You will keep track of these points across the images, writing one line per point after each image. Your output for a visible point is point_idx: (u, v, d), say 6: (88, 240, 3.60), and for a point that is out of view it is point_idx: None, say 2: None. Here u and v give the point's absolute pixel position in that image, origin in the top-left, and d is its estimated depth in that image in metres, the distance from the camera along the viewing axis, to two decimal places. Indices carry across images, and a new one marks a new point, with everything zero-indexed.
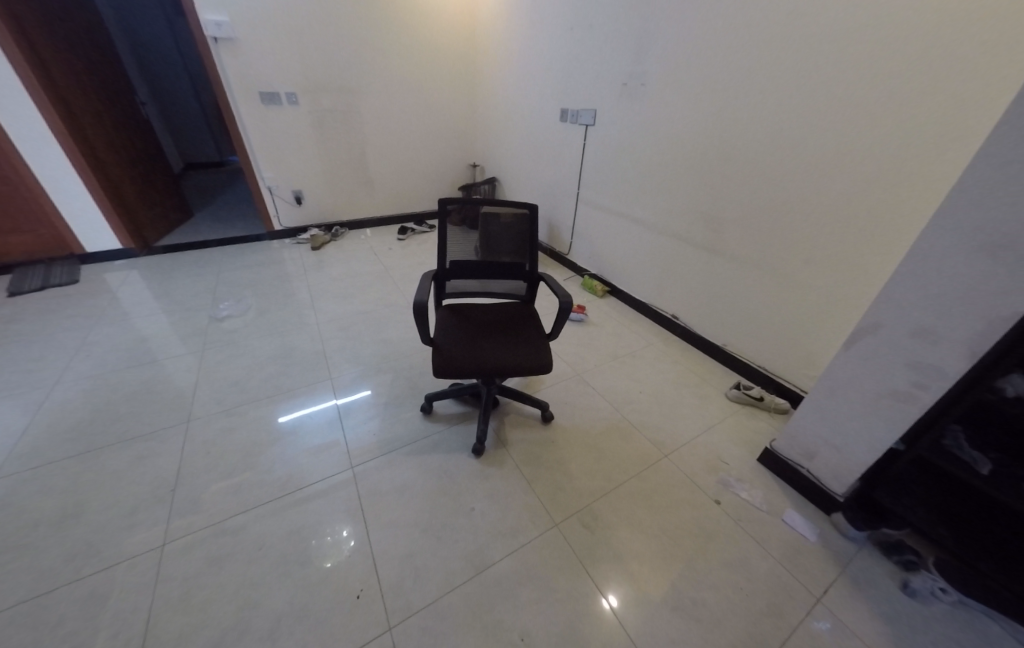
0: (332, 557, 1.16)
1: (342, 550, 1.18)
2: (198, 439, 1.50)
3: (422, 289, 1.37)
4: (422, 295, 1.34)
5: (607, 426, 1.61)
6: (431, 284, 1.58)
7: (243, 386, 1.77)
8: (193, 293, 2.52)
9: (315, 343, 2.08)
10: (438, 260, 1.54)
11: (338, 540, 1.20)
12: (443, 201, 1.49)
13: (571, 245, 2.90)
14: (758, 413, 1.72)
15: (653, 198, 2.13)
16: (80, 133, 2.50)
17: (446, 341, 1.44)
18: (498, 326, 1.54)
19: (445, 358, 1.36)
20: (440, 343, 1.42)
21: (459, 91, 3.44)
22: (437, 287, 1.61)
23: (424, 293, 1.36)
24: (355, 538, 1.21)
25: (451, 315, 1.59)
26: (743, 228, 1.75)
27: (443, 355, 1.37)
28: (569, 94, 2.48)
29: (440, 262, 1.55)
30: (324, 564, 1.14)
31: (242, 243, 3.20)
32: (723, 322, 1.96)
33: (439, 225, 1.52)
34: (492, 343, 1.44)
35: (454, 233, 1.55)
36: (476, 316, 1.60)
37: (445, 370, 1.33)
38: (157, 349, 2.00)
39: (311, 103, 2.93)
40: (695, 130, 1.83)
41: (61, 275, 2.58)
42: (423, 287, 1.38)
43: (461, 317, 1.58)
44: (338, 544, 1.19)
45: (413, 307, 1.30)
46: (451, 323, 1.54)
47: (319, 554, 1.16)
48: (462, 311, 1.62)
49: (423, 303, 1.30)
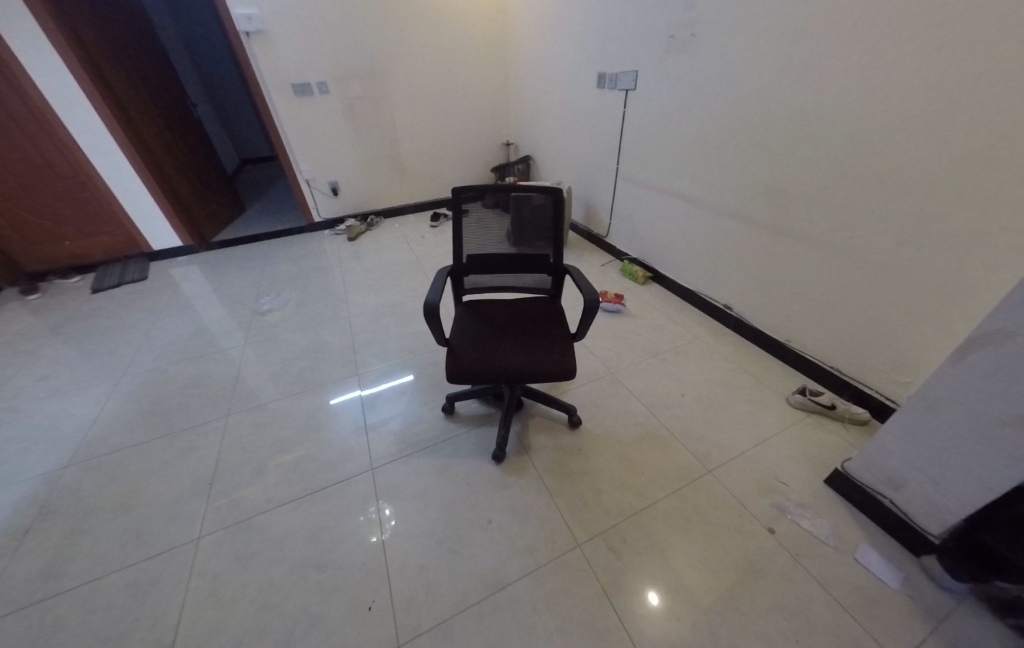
0: (378, 531, 1.21)
1: (385, 527, 1.22)
2: (234, 434, 1.55)
3: (435, 288, 1.28)
4: (434, 295, 1.25)
5: (643, 435, 1.45)
6: (448, 280, 1.48)
7: (277, 380, 1.82)
8: (240, 287, 2.64)
9: (345, 338, 2.09)
10: (453, 255, 1.44)
11: (382, 517, 1.25)
12: (457, 189, 1.37)
13: (611, 226, 2.66)
14: (828, 422, 1.47)
15: (704, 170, 1.85)
16: (138, 138, 2.66)
17: (462, 342, 1.35)
18: (520, 325, 1.42)
19: (460, 362, 1.27)
20: (455, 344, 1.34)
21: (490, 64, 3.23)
22: (454, 284, 1.51)
23: (436, 292, 1.27)
24: (396, 518, 1.24)
25: (470, 313, 1.49)
26: (818, 202, 1.46)
27: (457, 359, 1.28)
28: (608, 55, 2.21)
29: (455, 257, 1.45)
30: (371, 539, 1.20)
31: (286, 236, 3.31)
32: (789, 314, 1.68)
33: (454, 216, 1.41)
34: (511, 345, 1.33)
35: (471, 224, 1.43)
36: (496, 313, 1.49)
37: (459, 376, 1.24)
38: (207, 341, 2.11)
39: (342, 91, 2.89)
40: (761, 85, 1.53)
41: (134, 272, 2.82)
42: (436, 286, 1.30)
43: (480, 315, 1.48)
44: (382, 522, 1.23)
45: (423, 309, 1.21)
46: (469, 322, 1.44)
47: (366, 530, 1.22)
48: (482, 309, 1.51)
49: (434, 305, 1.22)
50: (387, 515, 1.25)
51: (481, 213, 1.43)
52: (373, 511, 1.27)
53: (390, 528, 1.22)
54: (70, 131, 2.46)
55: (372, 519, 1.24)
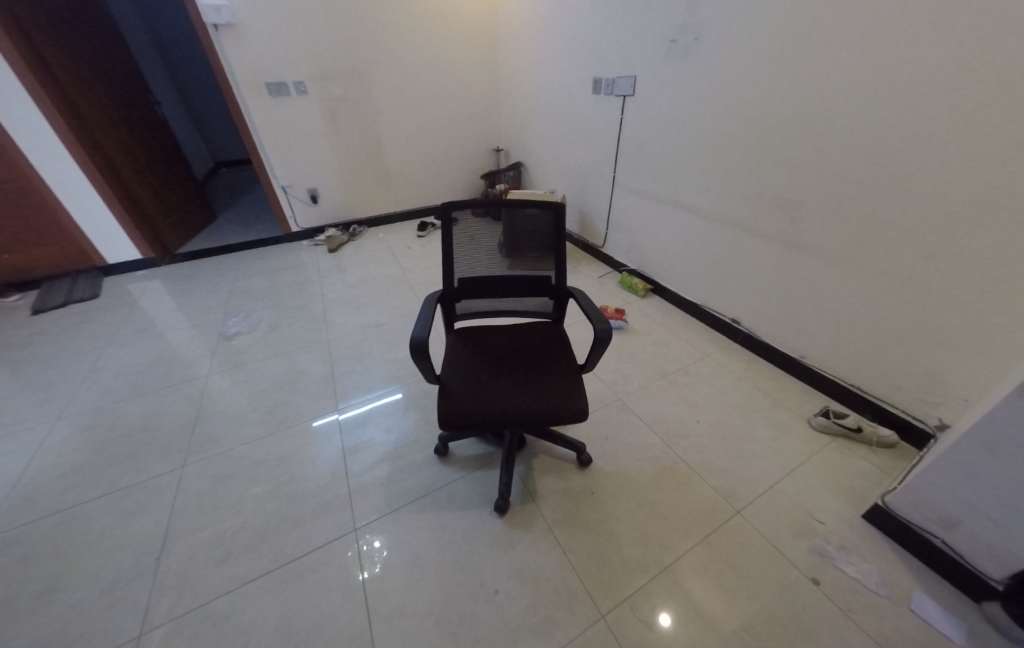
0: (368, 565, 1.17)
1: (377, 559, 1.19)
2: (191, 492, 1.40)
3: (423, 320, 1.15)
4: (422, 328, 1.11)
5: (660, 470, 1.33)
6: (438, 306, 1.34)
7: (244, 420, 1.67)
8: (207, 306, 2.41)
9: (324, 366, 1.92)
10: (443, 279, 1.29)
11: (373, 549, 1.21)
12: (446, 206, 1.23)
13: (608, 237, 2.55)
14: (854, 447, 1.36)
15: (710, 179, 1.76)
16: (93, 143, 2.43)
17: (454, 378, 1.20)
18: (520, 356, 1.28)
19: (453, 404, 1.13)
20: (448, 381, 1.20)
21: (478, 67, 3.11)
22: (446, 310, 1.37)
23: (425, 325, 1.13)
24: (388, 548, 1.21)
25: (463, 342, 1.35)
26: (834, 216, 1.38)
27: (450, 400, 1.14)
28: (605, 58, 2.11)
29: (446, 282, 1.31)
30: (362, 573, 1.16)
31: (260, 247, 3.08)
32: (803, 331, 1.58)
33: (443, 235, 1.27)
34: (511, 381, 1.19)
35: (463, 244, 1.29)
36: (492, 342, 1.35)
37: (452, 420, 1.10)
38: (169, 373, 1.91)
39: (320, 92, 2.71)
40: (772, 91, 1.44)
41: (83, 290, 2.54)
42: (425, 316, 1.16)
43: (474, 344, 1.34)
44: (371, 555, 1.20)
45: (410, 345, 1.08)
46: (462, 353, 1.30)
47: (357, 564, 1.18)
48: (476, 337, 1.38)
49: (423, 341, 1.08)
50: (380, 541, 1.23)
51: (474, 232, 1.30)
52: (362, 542, 1.23)
53: (382, 560, 1.19)
54: (10, 132, 2.20)
55: (360, 554, 1.20)
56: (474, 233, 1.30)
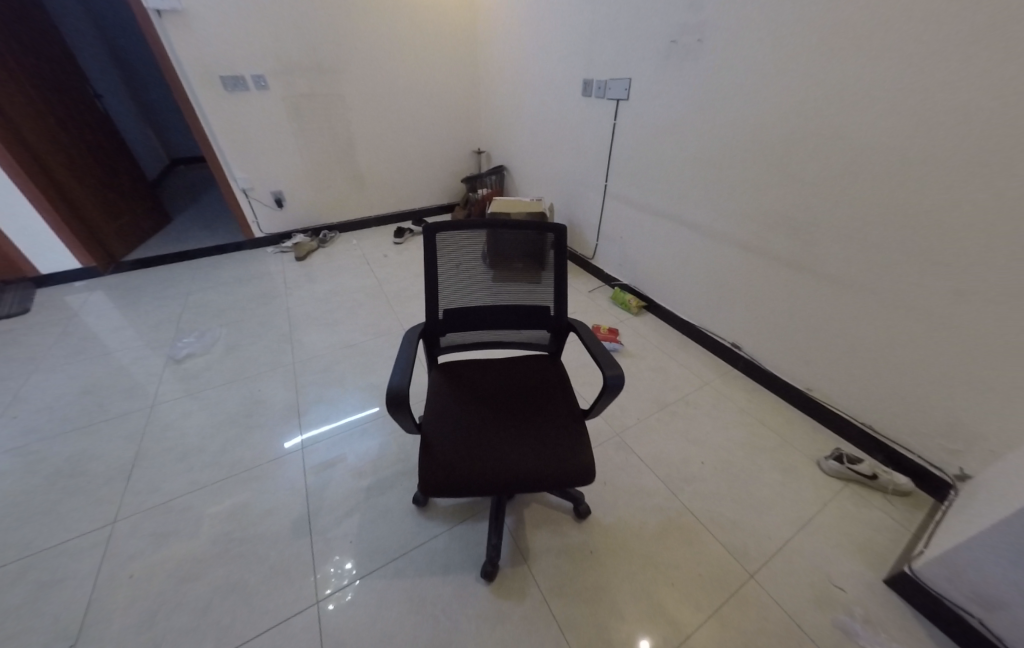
0: (338, 594, 1.08)
1: (348, 586, 1.09)
2: (123, 553, 1.14)
3: (402, 363, 0.96)
4: (401, 375, 0.92)
5: (666, 524, 1.19)
6: (419, 340, 1.16)
7: (193, 460, 1.40)
8: (154, 322, 2.14)
9: (288, 396, 1.68)
10: (426, 310, 1.11)
11: (344, 575, 1.12)
12: (430, 229, 1.07)
13: (598, 248, 2.41)
14: (867, 494, 1.26)
15: (711, 195, 1.64)
16: (18, 141, 2.11)
17: (438, 429, 1.02)
18: (514, 399, 1.11)
19: (436, 464, 0.94)
20: (430, 433, 1.01)
21: (458, 63, 2.91)
22: (428, 344, 1.18)
23: (404, 370, 0.94)
24: (360, 578, 1.11)
25: (448, 380, 1.17)
26: (849, 241, 1.27)
27: (433, 459, 0.95)
28: (596, 60, 1.96)
29: (429, 313, 1.12)
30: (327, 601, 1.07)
31: (219, 254, 2.81)
32: (810, 361, 1.48)
33: (425, 260, 1.09)
34: (505, 432, 1.02)
35: (449, 271, 1.12)
36: (482, 381, 1.17)
37: (434, 485, 0.92)
38: (105, 402, 1.64)
39: (284, 87, 2.46)
40: (785, 101, 1.32)
41: (12, 304, 2.23)
42: (404, 358, 0.98)
43: (462, 384, 1.16)
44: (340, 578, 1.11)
45: (387, 396, 0.88)
46: (447, 395, 1.12)
47: (325, 591, 1.08)
48: (463, 374, 1.19)
49: (403, 390, 0.89)
50: (351, 561, 1.14)
51: (462, 257, 1.12)
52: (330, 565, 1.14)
53: (353, 588, 1.09)
54: None
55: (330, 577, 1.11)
56: (461, 257, 1.12)
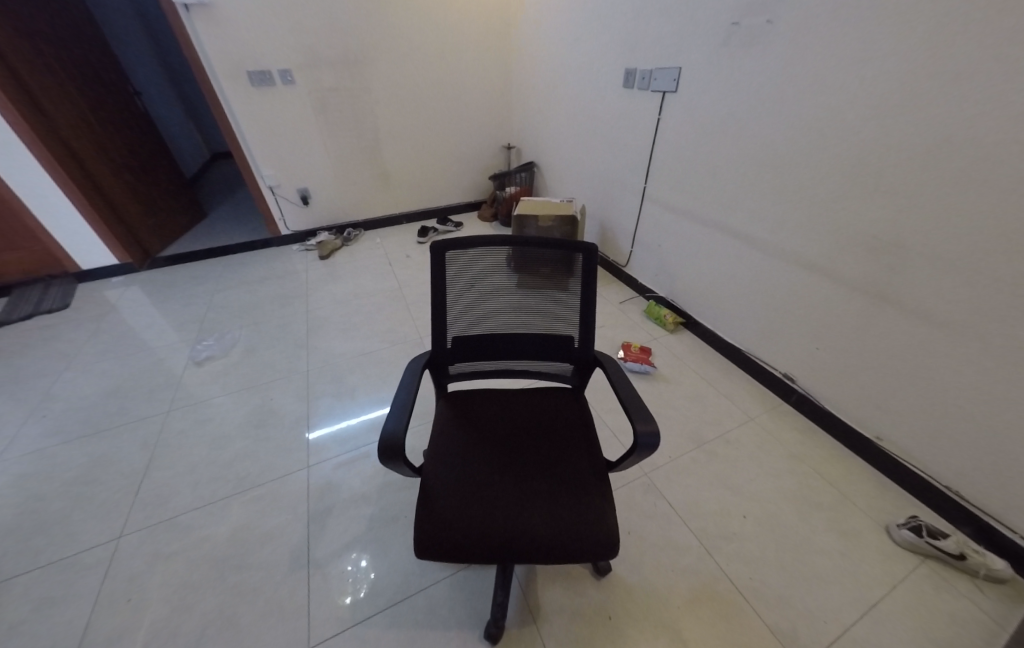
0: (354, 589, 1.08)
1: (363, 581, 1.09)
2: (123, 574, 1.11)
3: (399, 405, 0.84)
4: (396, 420, 0.80)
5: (700, 592, 1.04)
6: (426, 369, 1.04)
7: (199, 475, 1.37)
8: (180, 321, 2.16)
9: (298, 409, 1.61)
10: (433, 338, 1.00)
11: (359, 569, 1.12)
12: (438, 246, 0.94)
13: (633, 255, 2.23)
14: (951, 576, 1.05)
15: (772, 204, 1.44)
16: (57, 138, 2.15)
17: (441, 476, 0.90)
18: (529, 443, 0.97)
19: (434, 519, 0.82)
20: (430, 479, 0.89)
21: (491, 54, 2.76)
22: (437, 373, 1.06)
23: (401, 413, 0.82)
24: (375, 570, 1.12)
25: (456, 414, 1.04)
26: (950, 265, 1.07)
27: (431, 513, 0.83)
28: (643, 47, 1.76)
29: (437, 340, 1.00)
30: (347, 598, 1.06)
31: (247, 250, 2.83)
32: (883, 403, 1.28)
33: (433, 282, 0.96)
34: (515, 485, 0.88)
35: (460, 295, 0.99)
36: (493, 417, 1.04)
37: (430, 545, 0.79)
38: (124, 405, 1.64)
39: (311, 81, 2.39)
40: (878, 98, 1.11)
41: (54, 299, 2.32)
42: (402, 399, 0.86)
43: (471, 420, 1.03)
44: (357, 574, 1.10)
45: (379, 446, 0.76)
46: (453, 432, 0.99)
47: (340, 587, 1.08)
48: (473, 407, 1.06)
49: (398, 440, 0.77)
50: (363, 552, 1.15)
51: (476, 280, 0.99)
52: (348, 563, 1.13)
53: (368, 583, 1.09)
54: None
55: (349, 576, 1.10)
56: (475, 279, 0.99)
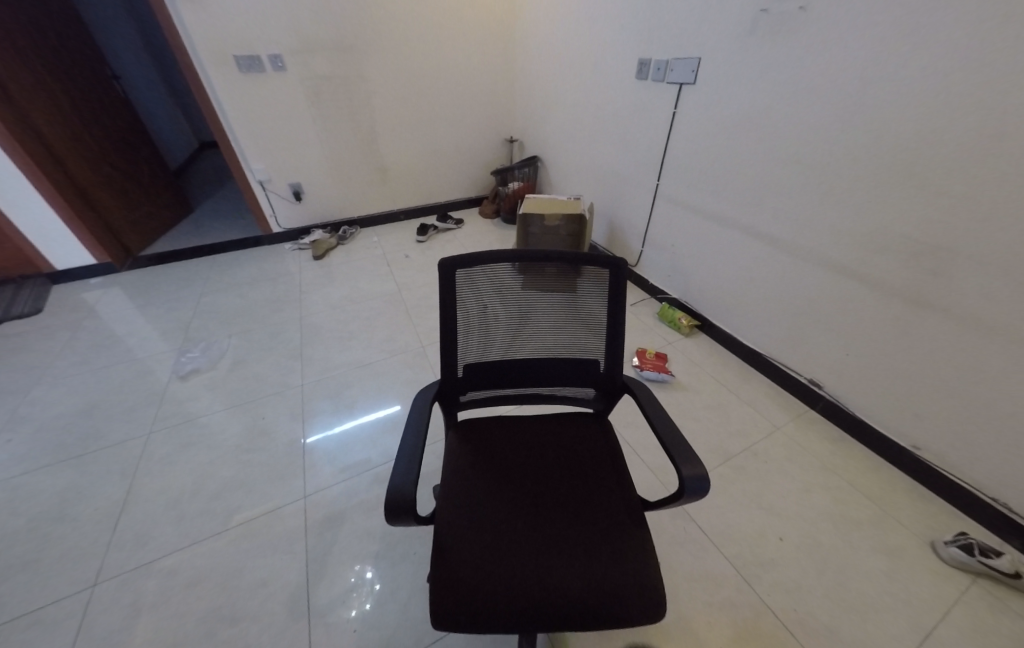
0: (359, 601, 1.05)
1: (369, 593, 1.06)
2: (99, 628, 1.00)
3: (407, 451, 0.75)
4: (404, 472, 0.71)
5: (740, 628, 0.96)
6: (436, 401, 0.94)
7: (185, 507, 1.26)
8: (164, 328, 2.02)
9: (295, 427, 1.51)
10: (444, 366, 0.89)
11: (363, 580, 1.09)
12: (448, 263, 0.84)
13: (643, 256, 2.15)
14: (1005, 598, 0.99)
15: (801, 204, 1.36)
16: (28, 130, 1.99)
17: (458, 527, 0.80)
18: (553, 483, 0.87)
19: (453, 582, 0.72)
20: (445, 529, 0.80)
21: (493, 42, 2.64)
22: (448, 403, 0.96)
23: (409, 462, 0.73)
24: (381, 581, 1.09)
25: (470, 449, 0.95)
26: (1002, 272, 1.00)
27: (449, 574, 0.73)
28: (659, 34, 1.67)
29: (448, 369, 0.90)
30: (352, 611, 1.03)
31: (236, 250, 2.68)
32: (922, 414, 1.21)
33: (442, 305, 0.86)
34: (540, 533, 0.78)
35: (473, 318, 0.89)
36: (512, 452, 0.94)
37: (448, 613, 0.68)
38: (103, 426, 1.52)
39: (303, 68, 2.25)
40: (922, 90, 1.03)
41: (25, 302, 2.16)
42: (410, 443, 0.76)
43: (487, 457, 0.93)
44: (362, 585, 1.07)
45: (385, 503, 0.67)
46: (468, 472, 0.90)
47: (345, 600, 1.05)
48: (488, 440, 0.97)
49: (407, 495, 0.68)
50: (368, 562, 1.12)
51: (489, 300, 0.89)
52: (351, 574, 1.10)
53: (374, 594, 1.06)
54: None
55: (353, 588, 1.07)
56: (488, 299, 0.89)
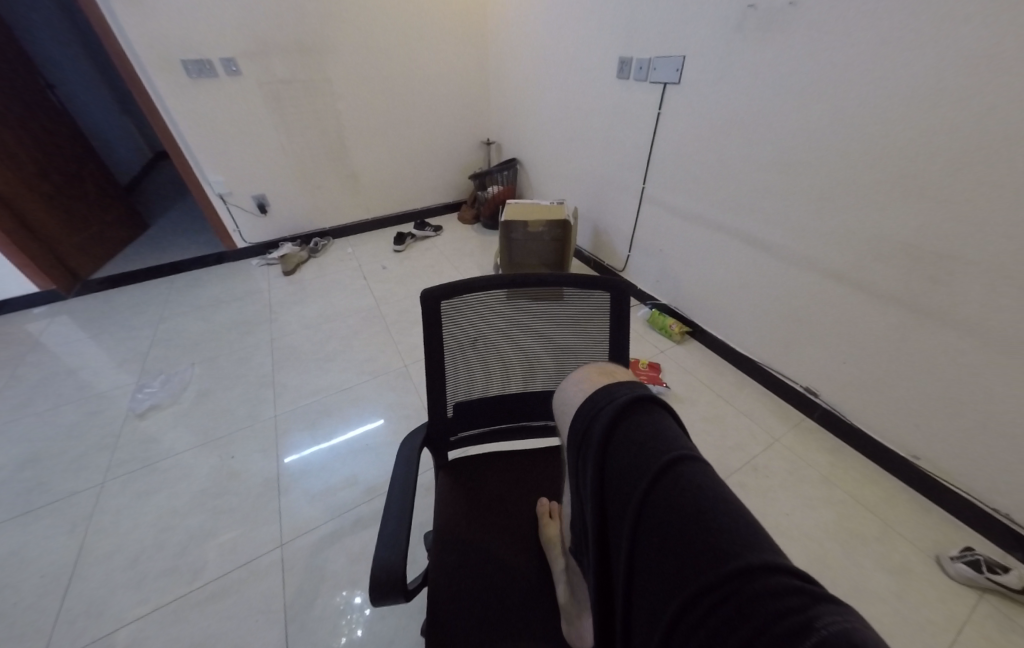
0: (350, 629, 1.00)
1: (360, 620, 1.02)
2: None
3: (393, 517, 0.66)
4: (390, 542, 0.61)
5: None
6: (425, 444, 0.85)
7: (143, 569, 1.13)
8: (117, 359, 1.85)
9: (269, 465, 1.39)
10: (431, 408, 0.81)
11: (353, 606, 1.04)
12: (431, 296, 0.75)
13: (630, 260, 2.09)
14: (1012, 613, 0.97)
15: (793, 208, 1.32)
16: None
17: (456, 589, 0.70)
18: None
19: None
20: (441, 591, 0.70)
21: (465, 40, 2.52)
22: (437, 445, 0.87)
23: (395, 530, 0.63)
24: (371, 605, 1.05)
25: (465, 495, 0.86)
26: (1001, 281, 0.97)
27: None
28: (640, 32, 1.59)
29: (436, 409, 0.82)
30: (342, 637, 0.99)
31: (198, 267, 2.50)
32: (922, 423, 1.18)
33: (427, 340, 0.77)
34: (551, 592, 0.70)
35: (461, 353, 0.81)
36: (511, 497, 0.86)
37: None
38: (46, 478, 1.36)
39: (260, 71, 2.09)
40: (918, 91, 0.98)
41: None
42: (396, 505, 0.67)
43: (485, 503, 0.84)
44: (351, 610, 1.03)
45: (370, 582, 0.57)
46: (465, 522, 0.80)
47: (336, 627, 1.01)
48: (484, 484, 0.88)
49: (396, 571, 0.58)
50: (356, 587, 1.08)
51: (479, 331, 0.81)
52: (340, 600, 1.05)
53: (365, 621, 1.02)
54: None
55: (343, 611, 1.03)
56: (478, 330, 0.80)
